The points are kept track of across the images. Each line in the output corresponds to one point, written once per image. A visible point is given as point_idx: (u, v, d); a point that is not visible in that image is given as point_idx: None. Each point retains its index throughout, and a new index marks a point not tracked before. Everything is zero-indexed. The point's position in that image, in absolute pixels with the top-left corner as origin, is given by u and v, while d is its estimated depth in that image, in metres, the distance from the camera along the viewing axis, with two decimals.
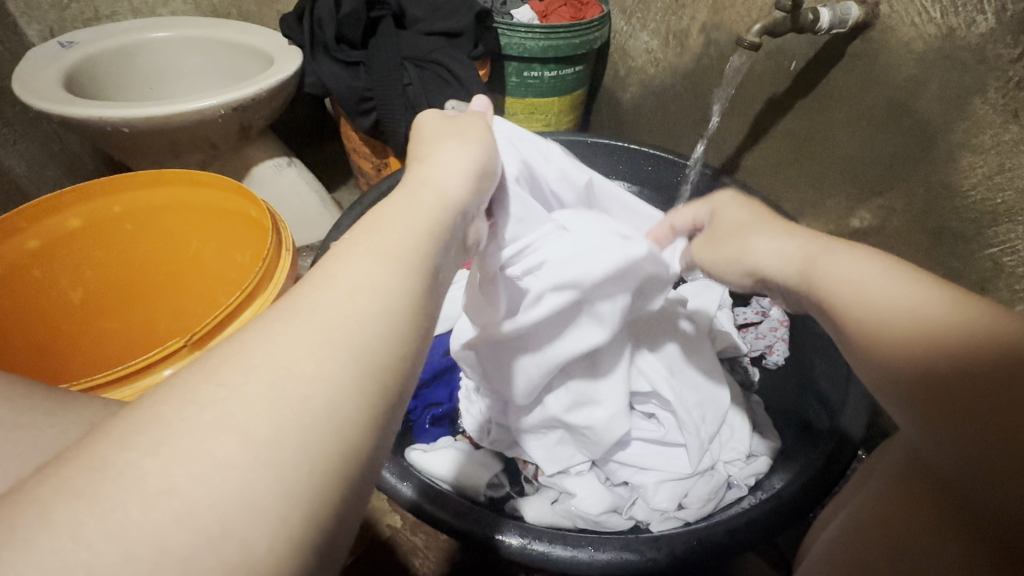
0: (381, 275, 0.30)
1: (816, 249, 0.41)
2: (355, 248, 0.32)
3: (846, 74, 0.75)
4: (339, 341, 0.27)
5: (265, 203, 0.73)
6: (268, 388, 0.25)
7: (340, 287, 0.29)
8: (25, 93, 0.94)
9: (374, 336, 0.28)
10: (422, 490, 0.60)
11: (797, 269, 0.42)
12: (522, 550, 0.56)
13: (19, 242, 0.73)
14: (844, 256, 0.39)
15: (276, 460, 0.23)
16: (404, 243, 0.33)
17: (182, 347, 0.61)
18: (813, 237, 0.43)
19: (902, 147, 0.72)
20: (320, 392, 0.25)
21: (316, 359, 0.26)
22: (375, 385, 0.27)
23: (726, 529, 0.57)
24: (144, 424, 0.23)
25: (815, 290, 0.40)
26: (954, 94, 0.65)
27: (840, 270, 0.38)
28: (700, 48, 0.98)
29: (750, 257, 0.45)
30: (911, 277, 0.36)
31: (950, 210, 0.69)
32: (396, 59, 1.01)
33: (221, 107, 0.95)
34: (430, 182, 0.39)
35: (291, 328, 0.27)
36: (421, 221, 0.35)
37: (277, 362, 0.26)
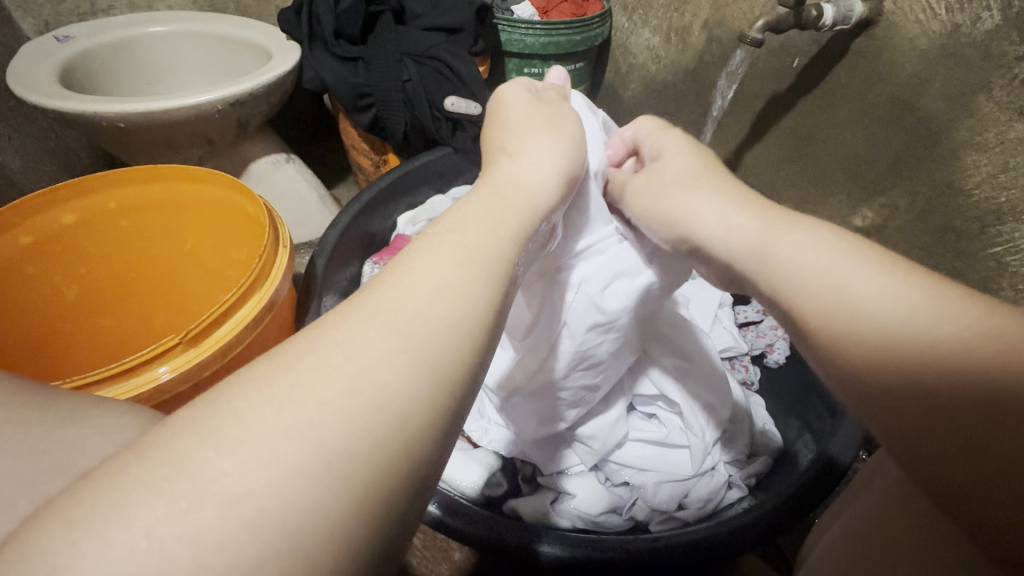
0: (462, 279, 0.30)
1: (768, 225, 0.41)
2: (438, 244, 0.31)
3: (849, 72, 0.75)
4: (419, 348, 0.26)
5: (263, 200, 0.72)
6: (349, 392, 0.24)
7: (427, 289, 0.29)
8: (20, 87, 0.93)
9: (452, 343, 0.27)
10: (447, 505, 0.59)
11: (742, 247, 0.41)
12: (568, 559, 0.55)
13: (14, 238, 0.72)
14: (792, 237, 0.39)
15: (348, 472, 0.22)
16: (484, 246, 0.32)
17: (177, 344, 0.61)
18: (762, 212, 0.42)
19: (905, 145, 0.72)
20: (397, 403, 0.25)
21: (401, 366, 0.25)
22: (448, 395, 0.26)
23: (719, 531, 0.56)
24: (210, 419, 0.23)
25: (762, 267, 0.40)
26: (957, 92, 0.64)
27: (788, 252, 0.38)
28: (701, 46, 0.98)
29: (689, 226, 0.45)
30: (870, 260, 0.35)
31: (954, 209, 0.68)
32: (394, 55, 1.00)
33: (219, 102, 0.94)
34: (519, 179, 0.39)
35: (374, 327, 0.27)
36: (501, 223, 0.35)
37: (354, 364, 0.25)
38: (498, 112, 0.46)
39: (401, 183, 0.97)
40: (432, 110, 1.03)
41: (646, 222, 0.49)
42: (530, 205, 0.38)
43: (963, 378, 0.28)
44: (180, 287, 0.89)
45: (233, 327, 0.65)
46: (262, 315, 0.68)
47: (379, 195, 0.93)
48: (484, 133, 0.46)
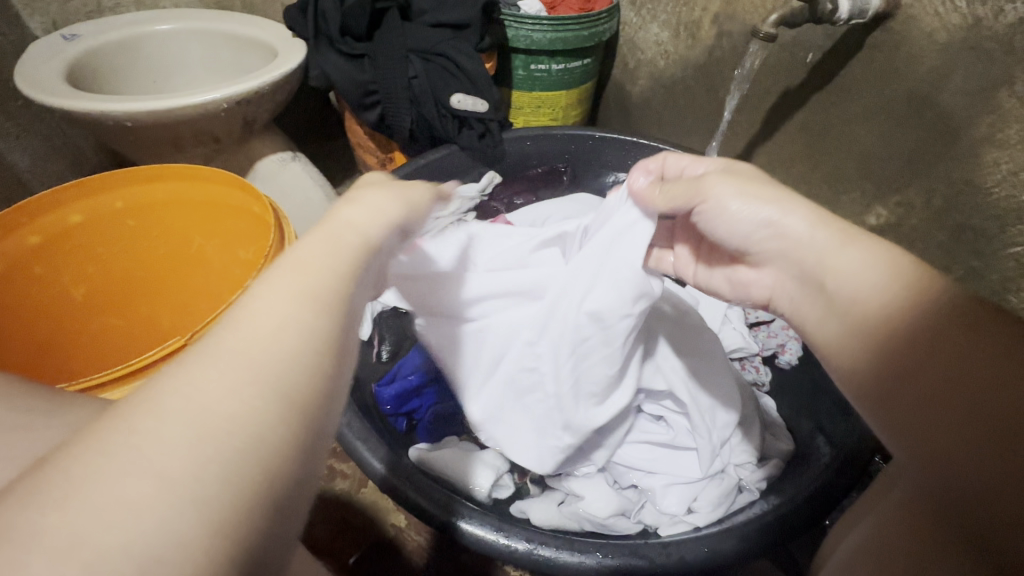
0: (303, 304, 0.28)
1: (833, 240, 0.44)
2: (272, 275, 0.30)
3: (864, 67, 0.73)
4: (260, 372, 0.25)
5: (267, 198, 0.72)
6: (187, 424, 0.23)
7: (255, 317, 0.27)
8: (27, 86, 0.93)
9: (299, 365, 0.26)
10: (397, 469, 0.59)
11: (817, 250, 0.45)
12: (492, 542, 0.55)
13: (21, 237, 0.72)
14: (855, 250, 0.43)
15: (201, 502, 0.21)
16: (320, 275, 0.31)
17: (184, 345, 0.60)
18: (831, 225, 0.45)
19: (922, 141, 0.70)
20: (242, 427, 0.23)
21: (237, 391, 0.24)
22: (301, 410, 0.26)
23: (736, 544, 0.55)
24: (46, 480, 0.21)
25: (833, 279, 0.43)
26: (978, 86, 0.63)
27: (850, 268, 0.42)
28: (711, 40, 0.96)
29: (773, 228, 0.47)
30: (902, 267, 0.40)
31: (973, 208, 0.67)
32: (400, 51, 0.99)
33: (224, 101, 0.94)
34: (349, 218, 0.36)
35: (208, 360, 0.25)
36: (341, 258, 0.32)
37: (194, 397, 0.24)
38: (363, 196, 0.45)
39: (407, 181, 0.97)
40: (438, 108, 1.02)
41: (714, 223, 0.51)
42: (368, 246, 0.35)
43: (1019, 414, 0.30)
44: (183, 287, 0.88)
45: None
46: None
47: None
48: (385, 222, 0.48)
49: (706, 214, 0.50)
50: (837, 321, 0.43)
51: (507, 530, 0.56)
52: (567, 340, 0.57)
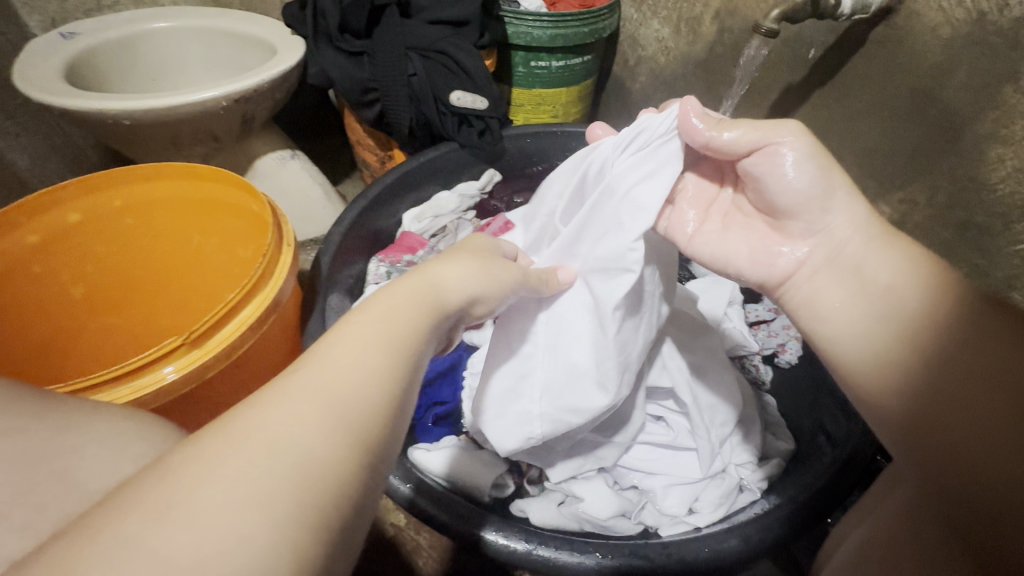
0: (384, 357, 0.31)
1: (872, 243, 0.46)
2: (360, 327, 0.32)
3: (867, 62, 0.72)
4: (346, 415, 0.27)
5: (266, 197, 0.72)
6: (285, 457, 0.24)
7: (335, 361, 0.29)
8: (25, 84, 0.92)
9: (377, 413, 0.29)
10: (418, 485, 0.59)
11: (860, 238, 0.47)
12: (506, 548, 0.54)
13: (20, 236, 0.72)
14: (893, 249, 0.45)
15: (295, 541, 0.22)
16: (401, 329, 0.34)
17: (180, 345, 0.60)
18: (871, 226, 0.47)
19: (925, 138, 0.69)
20: (320, 466, 0.25)
21: (318, 429, 0.26)
22: (367, 447, 0.27)
23: (737, 545, 0.54)
24: (146, 503, 0.21)
25: (867, 274, 0.45)
26: (982, 82, 0.62)
27: (883, 262, 0.45)
28: (712, 36, 0.95)
29: (811, 205, 0.47)
30: (926, 271, 0.43)
31: (977, 205, 0.66)
32: (400, 49, 0.98)
33: (224, 99, 0.93)
34: (428, 276, 0.40)
35: (301, 401, 0.27)
36: (419, 316, 0.36)
37: (290, 433, 0.25)
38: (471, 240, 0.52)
39: (407, 179, 0.96)
40: (438, 105, 1.01)
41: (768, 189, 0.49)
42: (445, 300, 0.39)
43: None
44: (181, 286, 0.88)
45: (238, 328, 0.65)
46: (266, 315, 0.67)
47: (383, 192, 0.93)
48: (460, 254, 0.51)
49: (763, 164, 0.48)
50: (862, 306, 0.45)
51: (507, 530, 0.55)
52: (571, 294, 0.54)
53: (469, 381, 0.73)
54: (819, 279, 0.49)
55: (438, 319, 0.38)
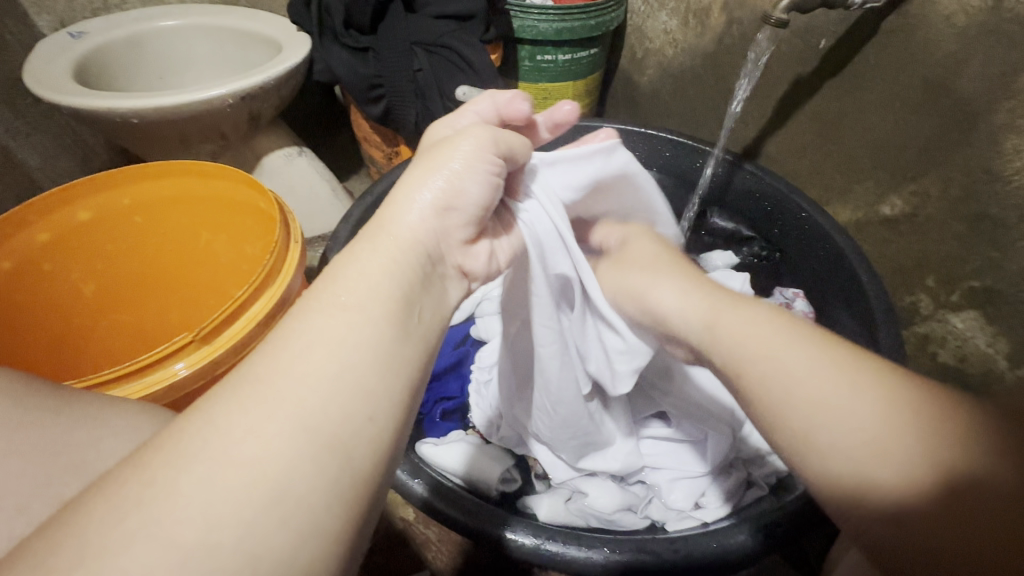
0: (338, 332, 0.31)
1: (722, 307, 0.48)
2: (315, 305, 0.32)
3: (879, 52, 0.71)
4: (289, 409, 0.27)
5: (274, 195, 0.72)
6: (213, 466, 0.25)
7: (296, 355, 0.29)
8: (35, 84, 0.93)
9: (331, 399, 0.28)
10: (435, 487, 0.59)
11: (699, 324, 0.49)
12: (536, 549, 0.54)
13: (31, 234, 0.73)
14: (740, 312, 0.47)
15: (216, 557, 0.23)
16: (360, 295, 0.33)
17: (191, 342, 0.61)
18: (716, 296, 0.50)
19: (938, 129, 0.68)
20: (269, 476, 0.25)
21: (267, 436, 0.26)
22: (315, 436, 0.27)
23: (744, 541, 0.54)
24: (84, 524, 0.23)
25: (733, 353, 0.44)
26: (998, 71, 0.61)
27: (734, 326, 0.46)
28: (721, 28, 0.94)
29: (655, 305, 0.53)
30: (849, 361, 0.39)
31: (992, 197, 0.65)
32: (405, 44, 0.99)
33: (229, 96, 0.94)
34: (389, 220, 0.38)
35: (241, 401, 0.27)
36: (386, 274, 0.35)
37: (227, 440, 0.26)
38: (422, 146, 0.47)
39: None
40: (444, 102, 1.01)
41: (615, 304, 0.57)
42: (415, 239, 0.38)
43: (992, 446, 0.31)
44: (191, 284, 0.89)
45: (246, 323, 0.65)
46: (275, 312, 0.67)
47: (390, 188, 0.93)
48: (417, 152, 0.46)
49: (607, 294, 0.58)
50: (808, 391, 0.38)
51: (515, 524, 0.55)
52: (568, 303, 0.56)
53: (476, 375, 0.75)
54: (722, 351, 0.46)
55: (409, 265, 0.37)
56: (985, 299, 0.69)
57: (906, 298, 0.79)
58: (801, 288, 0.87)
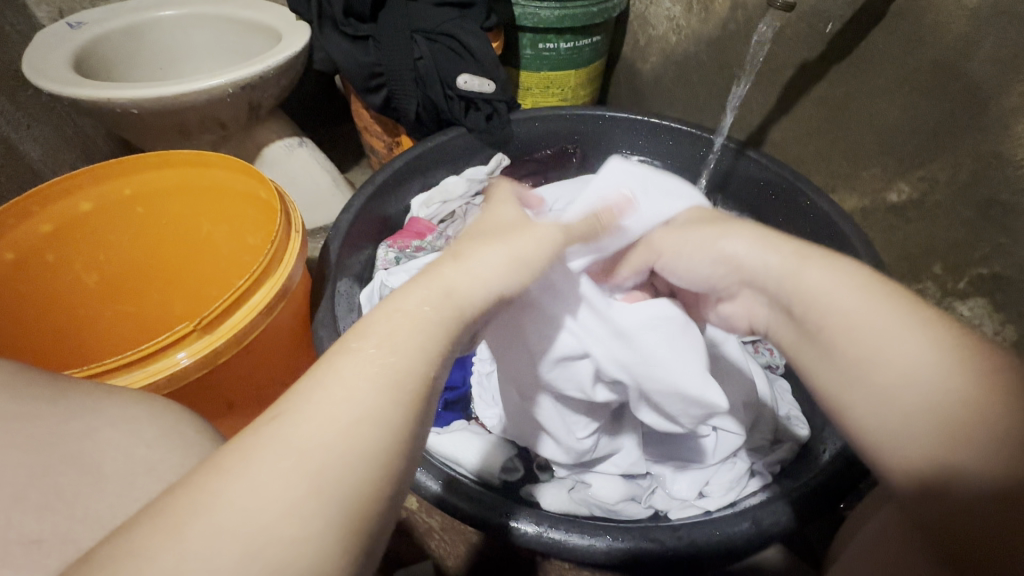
0: (383, 405, 0.29)
1: (806, 261, 0.43)
2: (359, 367, 0.30)
3: (887, 35, 0.70)
4: (329, 484, 0.26)
5: (274, 183, 0.72)
6: (251, 537, 0.24)
7: (341, 427, 0.27)
8: (34, 74, 0.93)
9: (367, 474, 0.27)
10: (450, 483, 0.58)
11: (778, 271, 0.45)
12: (539, 537, 0.54)
13: (33, 225, 0.73)
14: (823, 266, 0.42)
15: None
16: (407, 369, 0.31)
17: (191, 332, 0.60)
18: (802, 248, 0.45)
19: (947, 113, 0.67)
20: (280, 512, 0.25)
21: (275, 473, 0.25)
22: (352, 513, 0.26)
23: (748, 528, 0.54)
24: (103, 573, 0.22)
25: (816, 312, 0.41)
26: (1010, 53, 0.60)
27: (819, 279, 0.42)
28: (725, 13, 0.92)
29: (732, 253, 0.48)
30: (940, 336, 0.36)
31: (1002, 181, 0.64)
32: (406, 32, 0.97)
33: (230, 86, 0.93)
34: (452, 286, 0.35)
35: (278, 464, 0.26)
36: (433, 345, 0.32)
37: (260, 508, 0.24)
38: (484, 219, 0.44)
39: (414, 165, 0.95)
40: (445, 90, 1.00)
41: (679, 266, 0.52)
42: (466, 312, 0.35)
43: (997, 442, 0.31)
44: (196, 275, 0.89)
45: (248, 314, 0.65)
46: (276, 301, 0.68)
47: (391, 177, 0.92)
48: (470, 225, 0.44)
49: (665, 266, 0.53)
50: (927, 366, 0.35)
51: (518, 512, 0.56)
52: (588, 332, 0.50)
53: (478, 367, 0.75)
54: (802, 301, 0.42)
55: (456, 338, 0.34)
56: (994, 286, 0.68)
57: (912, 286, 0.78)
58: None
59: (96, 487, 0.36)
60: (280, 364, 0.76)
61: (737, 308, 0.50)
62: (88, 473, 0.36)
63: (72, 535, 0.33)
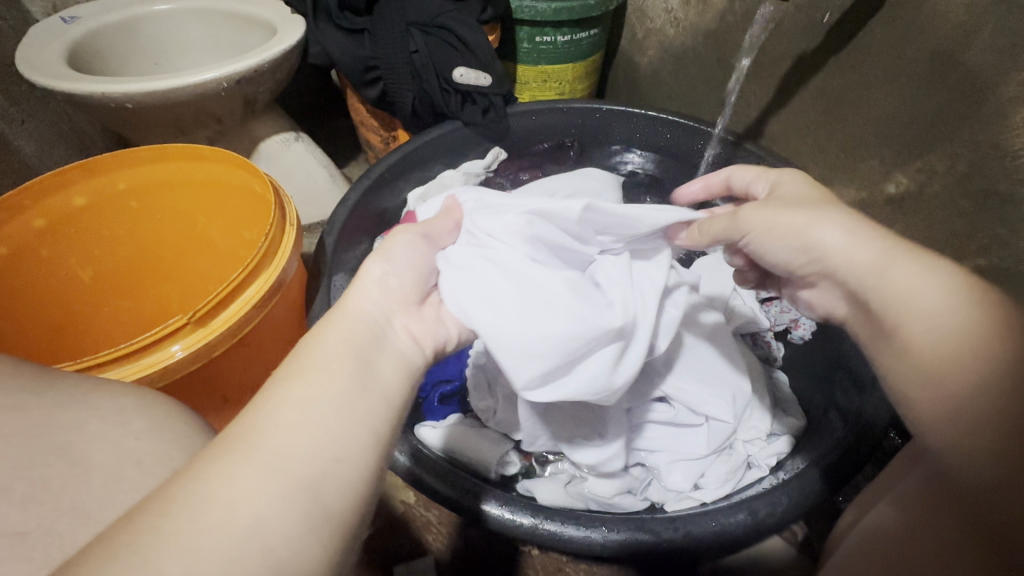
0: (312, 385, 0.33)
1: (894, 253, 0.41)
2: (287, 365, 0.35)
3: (884, 26, 0.70)
4: (273, 459, 0.29)
5: (268, 176, 0.71)
6: (208, 514, 0.26)
7: (279, 410, 0.31)
8: (28, 69, 0.92)
9: (309, 445, 0.30)
10: (417, 457, 0.59)
11: (859, 269, 0.42)
12: (534, 529, 0.54)
13: (27, 220, 0.73)
14: (912, 266, 0.39)
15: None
16: (322, 354, 0.36)
17: (185, 325, 0.60)
18: (892, 243, 0.42)
19: (945, 104, 0.67)
20: (235, 500, 0.27)
21: (241, 485, 0.27)
22: (298, 478, 0.29)
23: (744, 520, 0.54)
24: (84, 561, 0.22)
25: (895, 309, 0.39)
26: (1008, 42, 0.59)
27: (906, 280, 0.39)
28: (722, 6, 0.92)
29: (818, 244, 0.44)
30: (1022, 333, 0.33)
31: (1000, 171, 0.64)
32: (401, 25, 0.97)
33: (224, 80, 0.92)
34: (346, 297, 0.41)
35: (229, 451, 0.29)
36: (335, 337, 0.37)
37: (218, 490, 0.27)
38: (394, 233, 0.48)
39: (410, 159, 0.95)
40: (441, 83, 0.99)
41: (764, 250, 0.47)
42: (361, 309, 0.40)
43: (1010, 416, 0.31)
44: (191, 270, 0.89)
45: (241, 307, 0.65)
46: (270, 295, 0.67)
47: (386, 172, 0.91)
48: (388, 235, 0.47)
49: (753, 245, 0.47)
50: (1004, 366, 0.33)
51: (513, 505, 0.55)
52: (484, 286, 0.45)
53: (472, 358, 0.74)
54: (880, 301, 0.40)
55: (356, 329, 0.39)
56: (993, 277, 0.68)
57: None
58: None
59: (83, 479, 0.36)
60: (275, 357, 0.75)
61: (813, 294, 0.48)
62: (76, 465, 0.36)
63: (57, 527, 0.32)
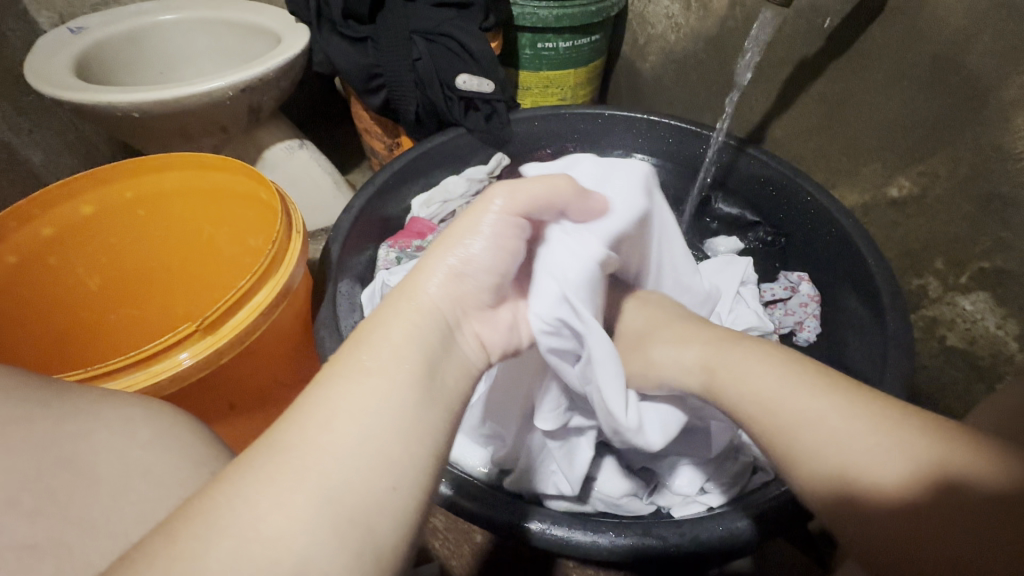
0: (365, 396, 0.33)
1: (729, 353, 0.48)
2: (339, 367, 0.35)
3: (884, 31, 0.70)
4: (314, 479, 0.29)
5: (277, 186, 0.71)
6: (246, 539, 0.27)
7: (325, 425, 0.31)
8: (36, 79, 0.93)
9: (354, 471, 0.30)
10: (461, 487, 0.58)
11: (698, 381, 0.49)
12: (543, 535, 0.54)
13: (35, 228, 0.73)
14: (749, 363, 0.46)
15: None
16: (384, 358, 0.36)
17: (195, 331, 0.61)
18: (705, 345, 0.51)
19: (947, 107, 0.67)
20: (273, 526, 0.27)
21: (294, 514, 0.28)
22: (333, 500, 0.29)
23: (748, 526, 0.53)
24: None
25: (759, 406, 0.43)
26: (1009, 46, 0.59)
27: (740, 381, 0.45)
28: (724, 11, 0.92)
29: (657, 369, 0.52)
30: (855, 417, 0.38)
31: (1001, 174, 0.64)
32: (404, 33, 0.97)
33: (229, 89, 0.93)
34: (412, 293, 0.41)
35: (271, 465, 0.29)
36: (411, 343, 0.37)
37: (257, 514, 0.27)
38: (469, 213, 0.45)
39: (416, 165, 0.96)
40: (445, 91, 1.00)
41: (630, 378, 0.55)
42: (435, 306, 0.41)
43: (931, 496, 0.33)
44: (197, 278, 0.89)
45: (250, 314, 0.65)
46: (278, 301, 0.68)
47: (390, 178, 0.92)
48: (463, 216, 0.46)
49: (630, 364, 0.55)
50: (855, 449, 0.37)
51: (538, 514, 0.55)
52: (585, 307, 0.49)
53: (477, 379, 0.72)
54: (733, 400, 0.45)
55: (430, 330, 0.39)
56: (995, 280, 0.68)
57: (914, 281, 0.78)
58: (806, 271, 0.85)
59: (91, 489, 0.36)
60: (280, 364, 0.75)
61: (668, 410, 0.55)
62: (84, 475, 0.37)
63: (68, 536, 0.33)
